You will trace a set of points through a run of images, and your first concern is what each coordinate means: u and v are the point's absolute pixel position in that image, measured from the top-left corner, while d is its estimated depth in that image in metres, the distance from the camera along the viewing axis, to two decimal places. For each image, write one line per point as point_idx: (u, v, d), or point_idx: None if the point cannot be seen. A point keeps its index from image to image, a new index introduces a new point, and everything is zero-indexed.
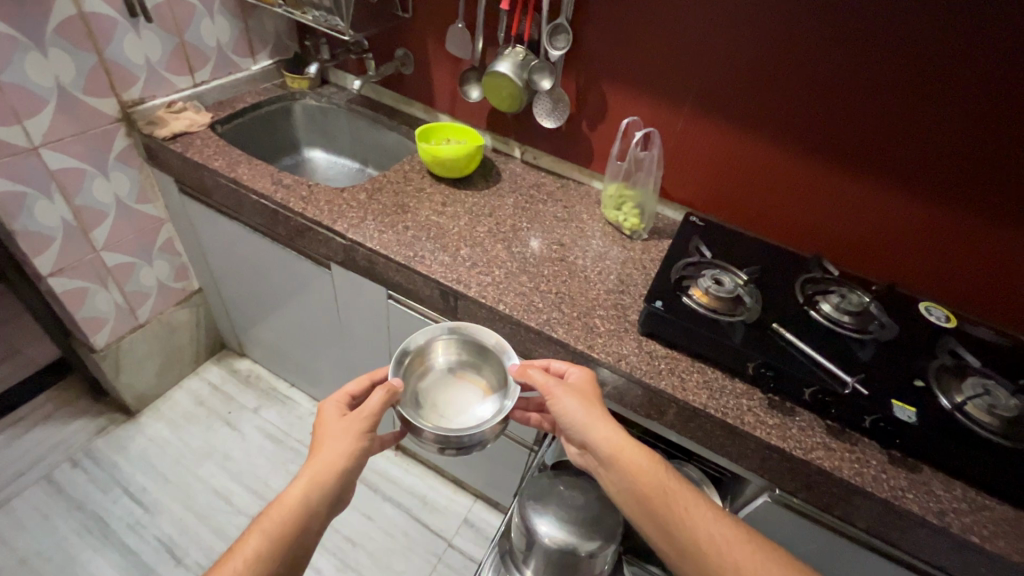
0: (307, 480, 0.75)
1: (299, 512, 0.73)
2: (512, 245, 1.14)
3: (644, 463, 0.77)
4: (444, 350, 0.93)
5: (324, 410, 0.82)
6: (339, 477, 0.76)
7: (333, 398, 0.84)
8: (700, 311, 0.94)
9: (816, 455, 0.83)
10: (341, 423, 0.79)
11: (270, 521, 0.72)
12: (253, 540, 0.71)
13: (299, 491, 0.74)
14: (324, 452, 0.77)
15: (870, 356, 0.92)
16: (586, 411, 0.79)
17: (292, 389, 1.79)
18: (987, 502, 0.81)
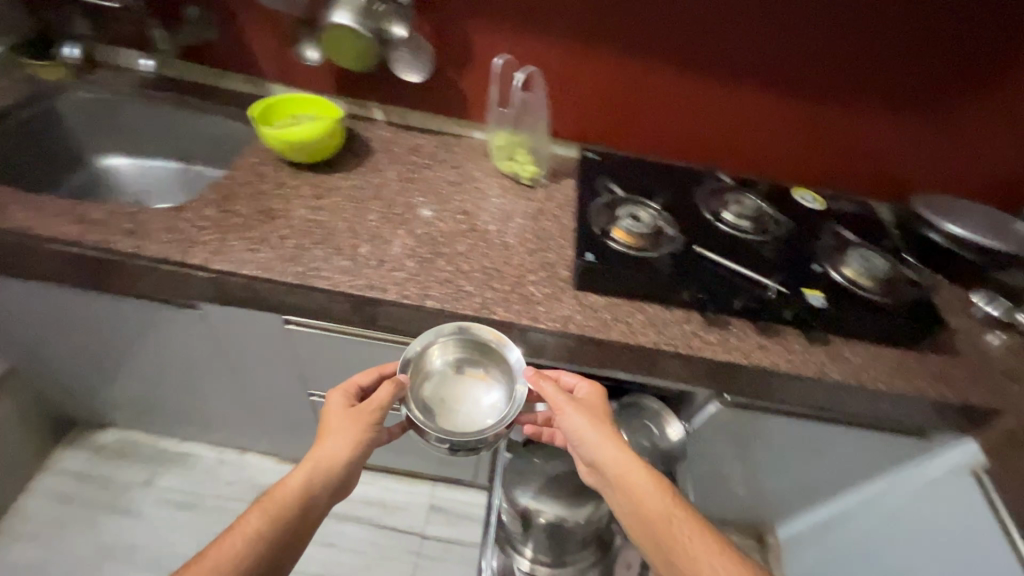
0: (307, 470, 0.75)
1: (300, 500, 0.75)
2: (413, 227, 1.01)
3: (648, 485, 0.76)
4: (442, 348, 0.83)
5: (330, 399, 0.80)
6: (339, 473, 0.76)
7: (341, 387, 0.82)
8: (628, 253, 0.94)
9: (756, 357, 0.90)
10: (344, 417, 0.78)
11: (270, 506, 0.74)
12: (253, 520, 0.73)
13: (299, 480, 0.75)
14: (326, 444, 0.77)
15: (773, 252, 1.00)
16: (597, 431, 0.77)
17: (184, 443, 1.51)
18: (883, 350, 0.96)
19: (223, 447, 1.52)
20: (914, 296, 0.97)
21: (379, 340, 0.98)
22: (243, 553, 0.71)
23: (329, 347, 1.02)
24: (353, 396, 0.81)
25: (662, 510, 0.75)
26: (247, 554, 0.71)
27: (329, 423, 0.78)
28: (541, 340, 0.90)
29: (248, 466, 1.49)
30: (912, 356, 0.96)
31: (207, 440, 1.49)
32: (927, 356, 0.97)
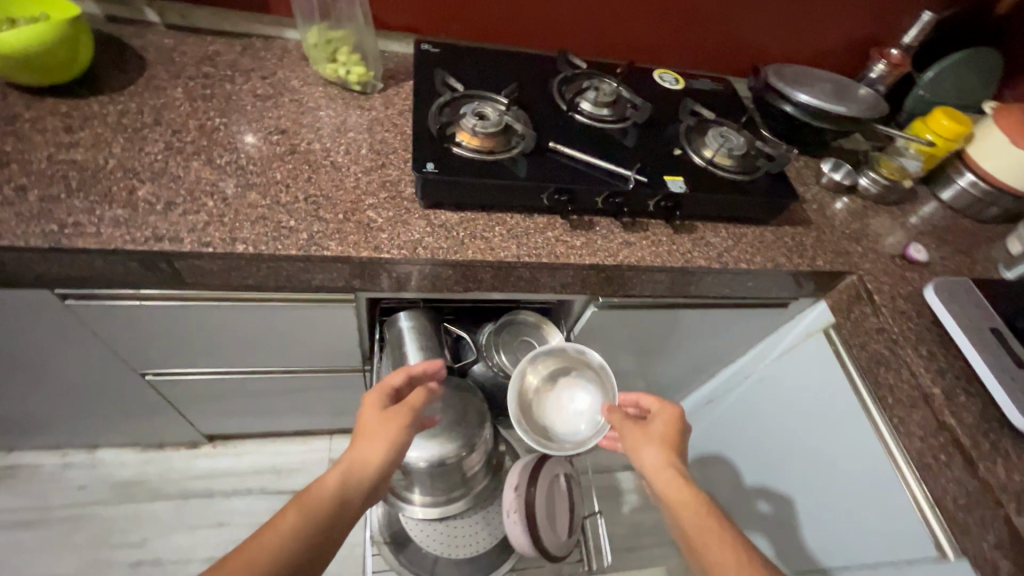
0: (347, 469, 0.64)
1: (338, 503, 0.61)
2: (213, 155, 0.81)
3: (702, 516, 0.64)
4: (538, 366, 0.86)
5: (365, 403, 0.70)
6: (379, 476, 0.65)
7: (374, 389, 0.72)
8: (476, 158, 0.82)
9: (623, 256, 0.86)
10: (385, 414, 0.69)
11: (308, 505, 0.60)
12: (289, 521, 0.58)
13: (337, 478, 0.63)
14: (367, 443, 0.66)
15: (635, 142, 0.93)
16: (645, 440, 0.72)
17: (11, 454, 1.26)
18: (743, 230, 0.96)
19: (66, 449, 1.29)
20: (773, 168, 0.94)
21: (205, 301, 0.82)
22: (279, 553, 0.56)
23: (142, 319, 0.84)
24: (390, 397, 0.72)
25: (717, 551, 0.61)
26: (275, 564, 0.56)
27: (367, 422, 0.68)
28: (391, 269, 0.79)
29: (103, 464, 1.30)
30: (768, 232, 0.97)
31: (41, 446, 1.26)
32: (782, 230, 0.99)
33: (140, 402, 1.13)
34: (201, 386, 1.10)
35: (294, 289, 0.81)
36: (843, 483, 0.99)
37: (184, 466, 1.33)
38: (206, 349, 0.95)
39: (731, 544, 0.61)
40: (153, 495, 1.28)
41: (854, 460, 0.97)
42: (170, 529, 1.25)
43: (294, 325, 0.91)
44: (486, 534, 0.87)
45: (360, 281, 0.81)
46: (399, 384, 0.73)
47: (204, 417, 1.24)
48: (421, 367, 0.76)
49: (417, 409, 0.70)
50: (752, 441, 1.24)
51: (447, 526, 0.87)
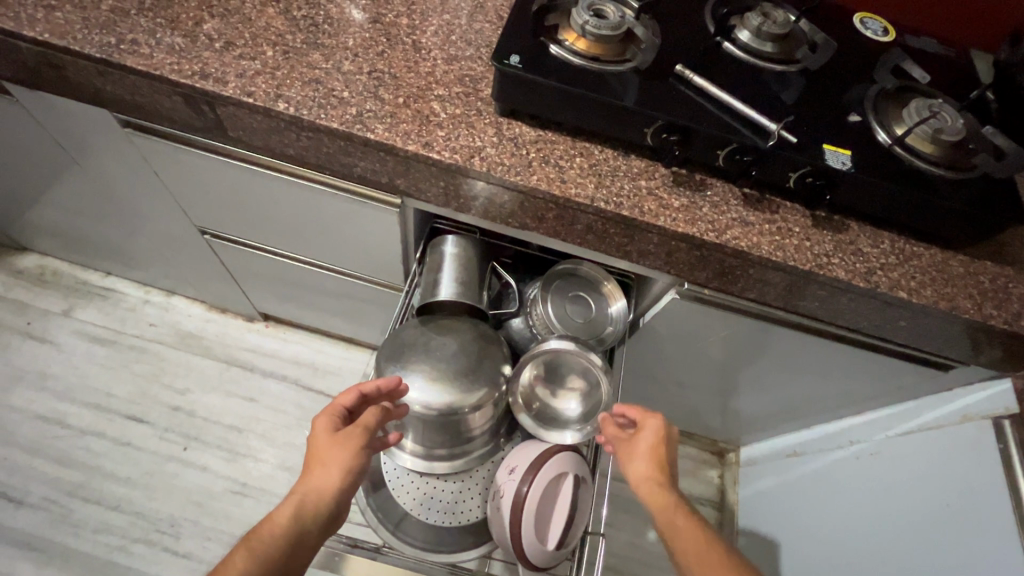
0: (300, 500, 0.58)
1: (291, 537, 0.56)
2: (291, 6, 0.72)
3: (688, 533, 0.58)
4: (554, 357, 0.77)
5: (316, 428, 0.64)
6: (336, 502, 0.60)
7: (325, 412, 0.65)
8: (576, 62, 0.64)
9: (731, 236, 0.64)
10: (336, 437, 0.63)
11: (258, 547, 0.54)
12: (238, 563, 0.53)
13: (289, 512, 0.58)
14: (320, 470, 0.60)
15: (798, 95, 0.69)
16: (629, 451, 0.67)
17: (109, 278, 1.40)
18: (917, 250, 0.68)
19: (150, 287, 1.40)
20: (997, 170, 0.64)
21: (251, 166, 0.76)
22: None
23: (193, 169, 0.81)
24: (342, 420, 0.65)
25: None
26: None
27: (321, 446, 0.62)
28: (439, 175, 0.66)
29: (173, 310, 1.39)
30: (957, 262, 0.68)
31: (130, 277, 1.37)
32: (981, 264, 0.69)
33: (203, 261, 1.16)
34: (254, 260, 1.09)
35: (335, 173, 0.72)
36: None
37: (237, 335, 1.38)
38: (255, 222, 0.92)
39: (726, 569, 0.54)
40: (205, 352, 1.35)
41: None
42: (208, 388, 1.31)
43: (336, 219, 0.83)
44: (470, 508, 0.75)
45: (404, 182, 0.69)
46: (352, 405, 0.66)
47: (260, 294, 1.26)
48: (374, 384, 0.67)
49: (372, 429, 0.64)
50: (832, 518, 0.99)
51: (428, 484, 0.75)
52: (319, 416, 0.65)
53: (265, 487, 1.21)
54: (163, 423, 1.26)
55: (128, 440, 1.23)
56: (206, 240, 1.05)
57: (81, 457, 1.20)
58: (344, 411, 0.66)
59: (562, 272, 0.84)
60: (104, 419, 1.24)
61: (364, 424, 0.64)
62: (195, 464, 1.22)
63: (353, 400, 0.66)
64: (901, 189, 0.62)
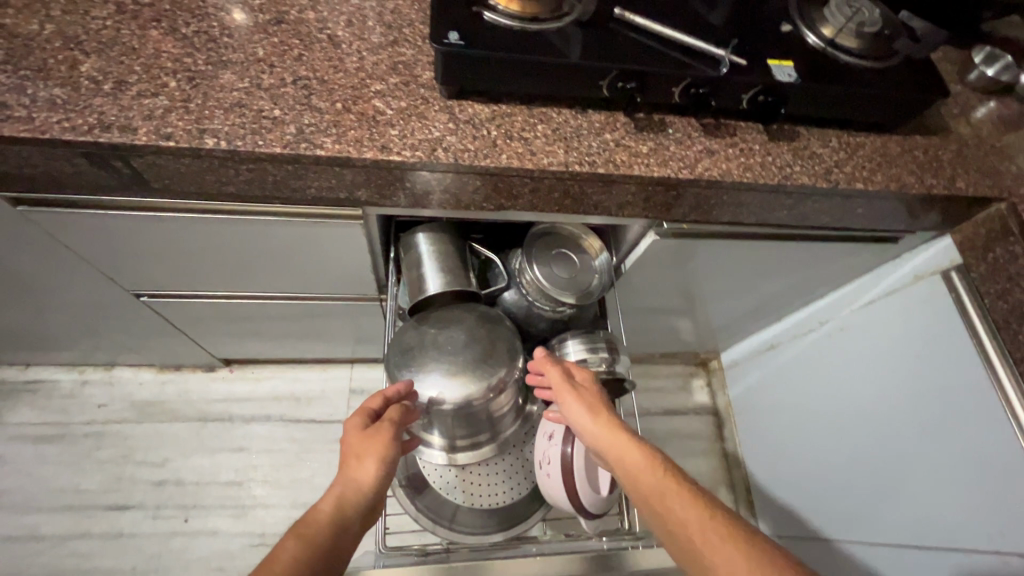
0: (341, 492, 0.60)
1: (337, 524, 0.57)
2: (176, 22, 0.63)
3: (636, 463, 0.61)
4: (589, 340, 0.76)
5: (346, 428, 0.65)
6: (375, 491, 0.62)
7: (354, 414, 0.65)
8: (516, 27, 0.61)
9: (702, 168, 0.66)
10: (368, 433, 0.63)
11: (305, 533, 0.55)
12: (289, 545, 0.54)
13: (332, 501, 0.59)
14: (356, 464, 0.61)
15: (727, 16, 0.69)
16: (562, 397, 0.68)
17: (31, 369, 1.24)
18: (860, 140, 0.73)
19: (83, 366, 1.26)
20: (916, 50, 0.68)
21: (185, 214, 0.68)
22: None
23: (115, 234, 0.71)
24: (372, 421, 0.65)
25: (679, 517, 0.57)
26: None
27: (352, 447, 0.63)
28: (401, 178, 0.62)
29: (120, 383, 1.26)
30: (893, 142, 0.74)
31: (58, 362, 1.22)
32: (911, 140, 0.75)
33: (144, 323, 1.05)
34: (204, 308, 0.99)
35: (284, 199, 0.65)
36: (936, 451, 0.85)
37: (202, 388, 1.28)
38: (200, 271, 0.83)
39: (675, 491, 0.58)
40: (172, 416, 1.24)
41: (953, 427, 0.82)
42: (190, 451, 1.22)
43: (294, 246, 0.77)
44: (518, 484, 0.77)
45: (365, 193, 0.65)
46: (379, 406, 0.66)
47: (217, 340, 1.16)
48: (395, 387, 0.67)
49: (400, 423, 0.65)
50: (821, 394, 1.10)
51: (470, 472, 0.76)
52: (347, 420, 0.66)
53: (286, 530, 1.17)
54: (152, 502, 1.16)
55: (120, 530, 1.13)
56: (145, 301, 0.94)
57: (72, 563, 1.09)
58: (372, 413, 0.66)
59: (538, 234, 0.83)
60: (83, 518, 1.13)
61: (393, 419, 0.64)
62: (205, 531, 1.15)
63: (378, 401, 0.66)
64: (843, 89, 0.66)
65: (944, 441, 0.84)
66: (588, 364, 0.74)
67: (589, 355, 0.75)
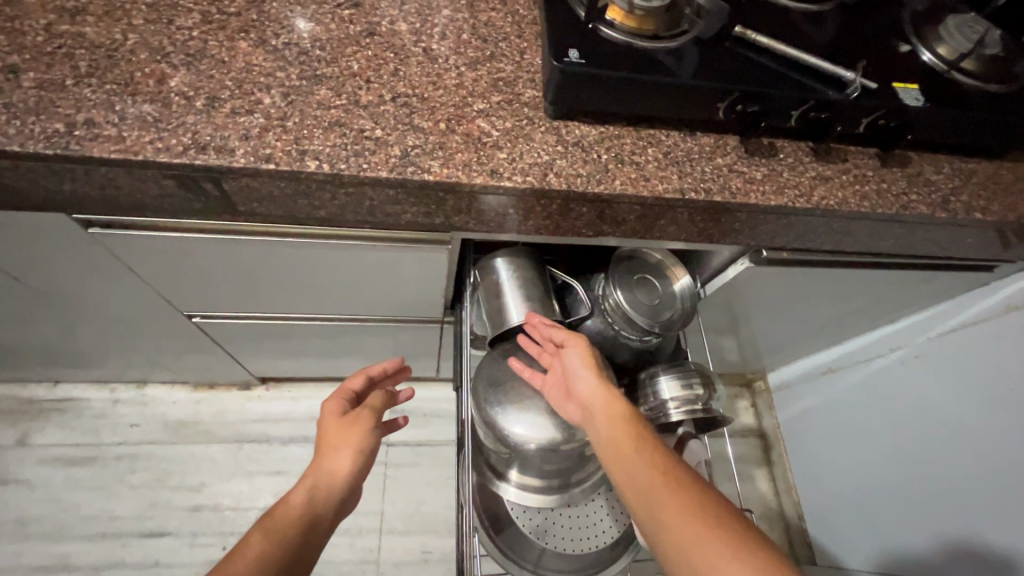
0: (314, 481, 0.61)
1: (305, 521, 0.57)
2: (265, 33, 0.58)
3: (625, 433, 0.56)
4: (683, 374, 0.72)
5: (325, 408, 0.69)
6: (347, 487, 0.62)
7: (334, 394, 0.71)
8: (634, 44, 0.57)
9: (818, 196, 0.62)
10: (346, 419, 0.66)
11: (272, 526, 0.55)
12: (253, 544, 0.54)
13: (303, 493, 0.60)
14: (332, 453, 0.63)
15: (839, 34, 0.66)
16: (563, 354, 0.64)
17: (60, 387, 1.18)
18: (972, 166, 0.69)
19: (114, 384, 1.20)
20: None
21: (264, 238, 0.64)
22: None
23: (185, 257, 0.67)
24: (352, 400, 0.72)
25: (653, 492, 0.52)
26: None
27: (328, 425, 0.67)
28: (506, 204, 0.58)
29: (152, 402, 1.20)
30: (1005, 169, 0.70)
31: (89, 380, 1.17)
32: (1023, 166, 0.71)
33: (188, 342, 1.00)
34: (255, 329, 0.95)
35: (374, 223, 0.61)
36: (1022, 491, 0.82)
37: (237, 408, 1.23)
38: (264, 293, 0.79)
39: (655, 468, 0.53)
40: (207, 437, 1.19)
41: None
42: (226, 475, 1.16)
43: (370, 270, 0.72)
44: (604, 529, 0.72)
45: (463, 218, 0.60)
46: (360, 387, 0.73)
47: (258, 359, 1.12)
48: (381, 366, 0.76)
49: (380, 409, 0.69)
50: (888, 422, 1.07)
51: (561, 514, 0.72)
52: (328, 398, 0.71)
53: (327, 559, 1.11)
54: (188, 529, 1.11)
55: (155, 559, 1.07)
56: (195, 322, 0.90)
57: None
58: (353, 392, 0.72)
59: (618, 258, 0.79)
60: (115, 546, 1.08)
61: (375, 402, 0.70)
62: None
63: (360, 381, 0.74)
64: (966, 115, 0.62)
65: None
66: (684, 402, 0.71)
67: (685, 392, 0.71)
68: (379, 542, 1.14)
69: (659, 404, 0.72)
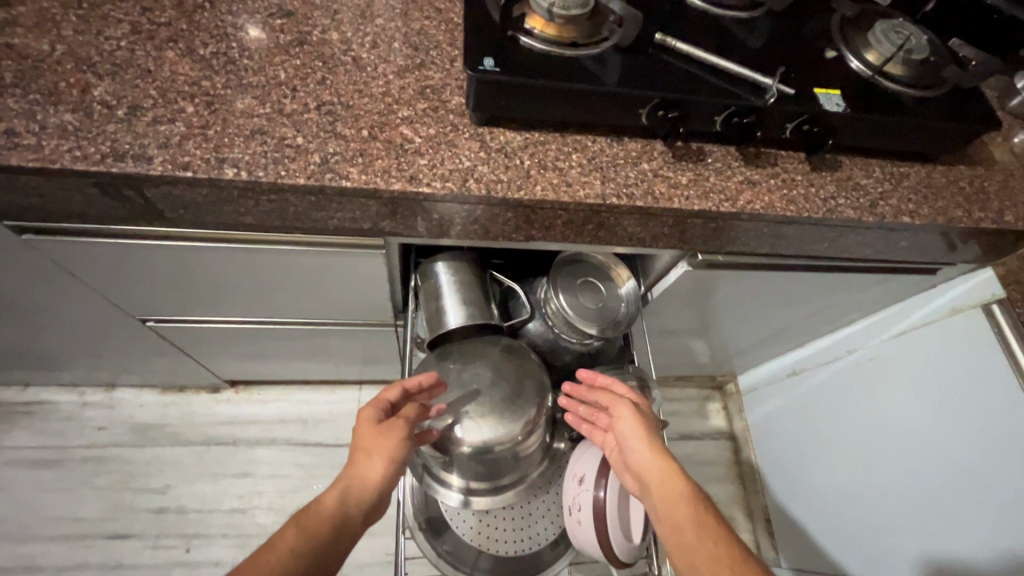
0: (346, 488, 0.58)
1: (334, 530, 0.54)
2: (194, 43, 0.60)
3: (679, 501, 0.56)
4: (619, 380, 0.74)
5: (360, 414, 0.63)
6: (379, 496, 0.59)
7: (372, 401, 0.64)
8: (554, 52, 0.58)
9: (744, 201, 0.63)
10: (382, 427, 0.61)
11: (300, 533, 0.53)
12: (281, 548, 0.51)
13: (334, 498, 0.57)
14: (365, 460, 0.59)
15: (767, 40, 0.66)
16: (615, 415, 0.65)
17: (30, 390, 1.20)
18: (904, 170, 0.70)
19: (84, 387, 1.22)
20: (965, 79, 0.65)
21: (199, 243, 0.65)
22: None
23: (125, 262, 0.68)
24: (389, 408, 0.64)
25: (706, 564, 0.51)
26: None
27: (364, 433, 0.61)
28: (431, 209, 0.59)
29: (121, 405, 1.22)
30: (938, 173, 0.70)
31: (57, 383, 1.18)
32: (957, 170, 0.71)
33: (149, 345, 1.01)
34: (212, 332, 0.96)
35: (304, 229, 0.62)
36: (978, 498, 0.81)
37: (205, 411, 1.24)
38: (212, 297, 0.80)
39: (708, 539, 0.53)
40: (174, 439, 1.20)
41: (997, 472, 0.79)
42: (193, 477, 1.17)
43: (312, 274, 0.73)
44: (544, 528, 0.73)
45: (391, 224, 0.61)
46: (396, 398, 0.65)
47: (223, 362, 1.13)
48: (416, 380, 0.66)
49: (415, 421, 0.63)
50: (850, 425, 1.06)
51: (494, 516, 0.73)
52: (366, 403, 0.64)
53: None
54: (152, 531, 1.12)
55: (119, 561, 1.09)
56: (151, 325, 0.91)
57: None
58: (389, 401, 0.65)
59: (560, 262, 0.80)
60: (80, 547, 1.09)
61: (409, 416, 0.63)
62: (206, 562, 1.11)
63: (396, 392, 0.65)
64: (890, 120, 0.63)
65: (984, 487, 0.81)
66: None
67: None
68: None
69: None
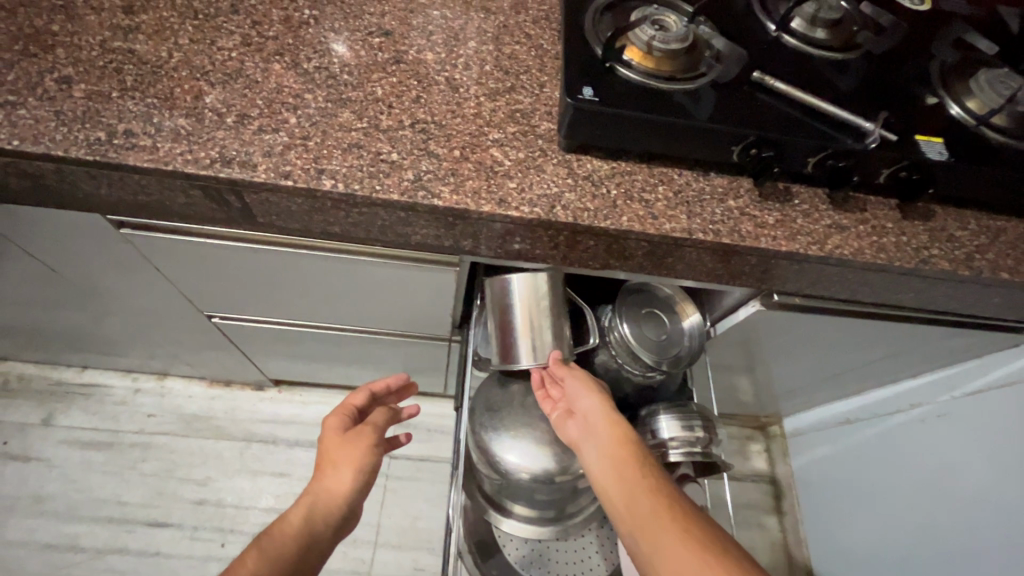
0: (314, 500, 0.64)
1: (303, 540, 0.60)
2: (298, 56, 0.62)
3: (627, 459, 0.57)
4: (684, 415, 0.71)
5: (328, 426, 0.71)
6: (347, 506, 0.65)
7: (336, 409, 0.73)
8: (651, 85, 0.58)
9: (832, 245, 0.61)
10: (348, 438, 0.68)
11: (267, 546, 0.58)
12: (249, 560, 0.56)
13: (301, 512, 0.62)
14: (332, 472, 0.66)
15: (862, 82, 0.65)
16: (567, 381, 0.65)
17: (88, 372, 1.24)
18: (1001, 223, 0.67)
19: (137, 374, 1.25)
20: None
21: (282, 249, 0.66)
22: None
23: (207, 261, 0.70)
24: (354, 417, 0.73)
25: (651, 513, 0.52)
26: None
27: (330, 444, 0.68)
28: (514, 233, 0.59)
29: (171, 394, 1.25)
30: None
31: (114, 368, 1.22)
32: None
33: (208, 340, 1.04)
34: (270, 332, 0.98)
35: (385, 242, 0.63)
36: None
37: (249, 407, 1.26)
38: (280, 300, 0.82)
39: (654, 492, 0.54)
40: (217, 433, 1.22)
41: None
42: (233, 472, 1.19)
43: (381, 285, 0.74)
44: (594, 566, 0.71)
45: (472, 243, 0.62)
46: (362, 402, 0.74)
47: (273, 361, 1.15)
48: (384, 382, 0.77)
49: (380, 429, 0.71)
50: (906, 482, 1.01)
51: (544, 546, 0.72)
52: (331, 413, 0.72)
53: None
54: (190, 522, 1.13)
55: (156, 549, 1.10)
56: (215, 322, 0.93)
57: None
58: (355, 408, 0.74)
59: (624, 289, 0.79)
60: (121, 531, 1.11)
61: (377, 422, 0.72)
62: None
63: (363, 396, 0.75)
64: (994, 172, 0.60)
65: None
66: (683, 443, 0.70)
67: (686, 433, 0.70)
68: (373, 555, 1.14)
69: (658, 442, 0.71)
